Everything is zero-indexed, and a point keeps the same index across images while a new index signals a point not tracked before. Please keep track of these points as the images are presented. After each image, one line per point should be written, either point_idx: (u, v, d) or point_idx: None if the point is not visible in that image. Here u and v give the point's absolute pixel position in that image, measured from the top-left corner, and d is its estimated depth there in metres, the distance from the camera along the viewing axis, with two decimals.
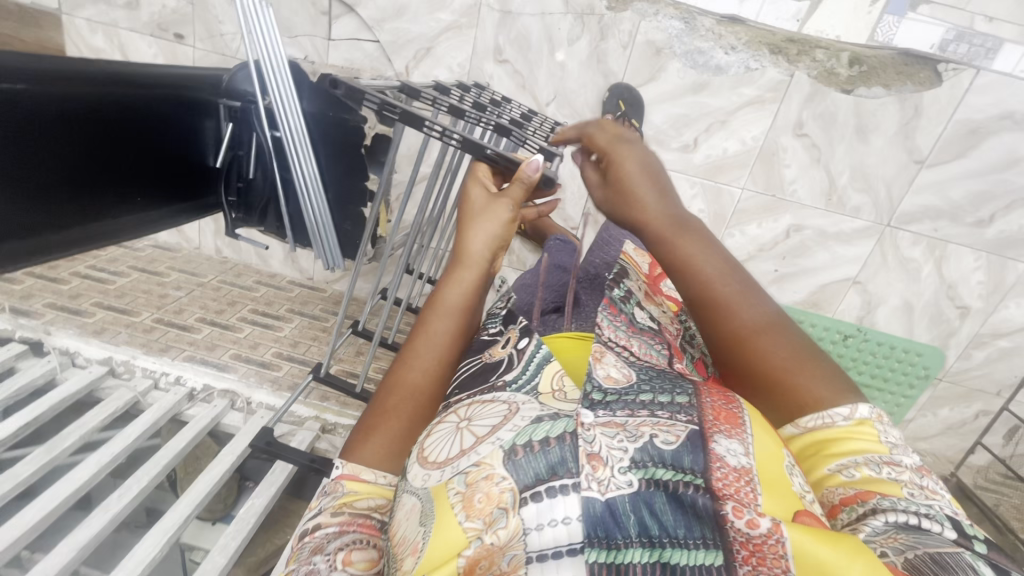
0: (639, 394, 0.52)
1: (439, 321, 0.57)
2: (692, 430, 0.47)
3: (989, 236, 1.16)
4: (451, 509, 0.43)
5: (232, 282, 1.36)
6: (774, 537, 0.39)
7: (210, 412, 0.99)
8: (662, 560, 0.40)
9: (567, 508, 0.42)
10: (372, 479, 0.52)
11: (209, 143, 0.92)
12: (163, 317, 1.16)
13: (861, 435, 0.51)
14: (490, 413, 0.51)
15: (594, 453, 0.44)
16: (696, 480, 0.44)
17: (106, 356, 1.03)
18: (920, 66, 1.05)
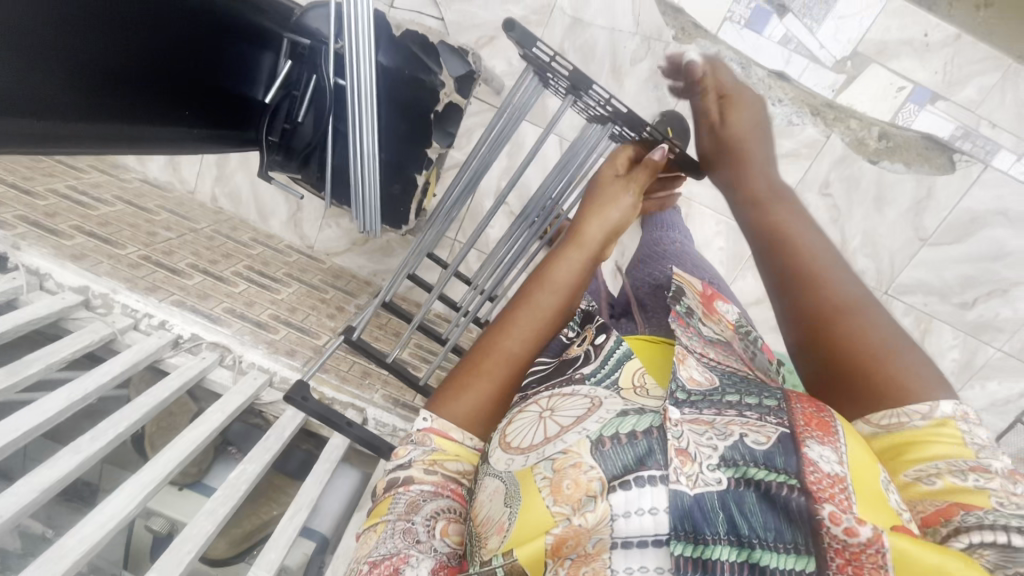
0: (727, 395, 0.41)
1: (546, 291, 0.53)
2: (785, 432, 0.37)
3: (969, 319, 1.28)
4: (537, 492, 0.37)
5: (228, 235, 1.26)
6: (876, 546, 0.30)
7: (196, 365, 0.87)
8: (750, 560, 0.32)
9: (654, 497, 0.34)
10: (459, 440, 0.47)
11: (263, 76, 0.85)
12: (150, 255, 1.05)
13: (942, 437, 0.41)
14: (572, 403, 0.43)
15: (682, 448, 0.35)
16: (792, 480, 0.34)
17: (81, 285, 0.89)
18: (939, 152, 1.19)
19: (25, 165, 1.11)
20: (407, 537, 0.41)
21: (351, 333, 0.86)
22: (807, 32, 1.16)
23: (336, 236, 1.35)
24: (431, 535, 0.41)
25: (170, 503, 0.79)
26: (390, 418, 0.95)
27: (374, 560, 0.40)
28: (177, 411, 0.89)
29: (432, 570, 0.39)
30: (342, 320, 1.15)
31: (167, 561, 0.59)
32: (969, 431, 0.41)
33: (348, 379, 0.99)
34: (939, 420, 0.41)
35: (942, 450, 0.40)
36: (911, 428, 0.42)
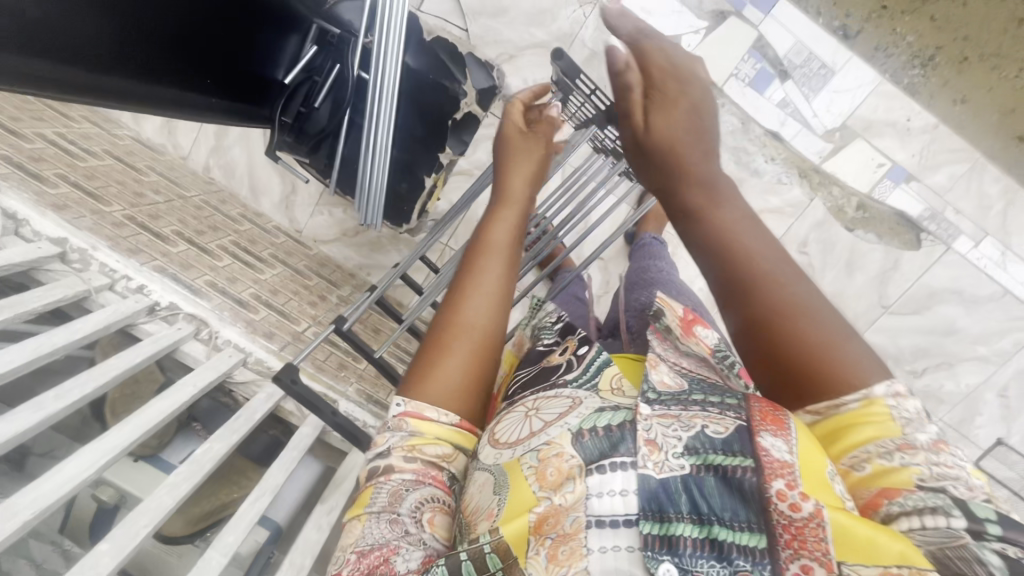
0: (695, 395, 0.41)
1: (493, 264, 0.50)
2: (742, 423, 0.37)
3: (918, 386, 1.36)
4: (524, 478, 0.39)
5: (217, 207, 1.23)
6: (817, 520, 0.31)
7: (171, 336, 0.85)
8: (711, 537, 0.33)
9: (625, 479, 0.36)
10: (435, 419, 0.45)
11: (285, 58, 0.85)
12: (135, 216, 1.02)
13: (871, 417, 0.38)
14: (555, 403, 0.44)
15: (650, 438, 0.37)
16: (747, 461, 0.35)
17: (60, 237, 0.86)
18: (907, 229, 1.30)
19: (13, 104, 1.07)
20: (396, 529, 0.41)
21: (342, 322, 0.84)
22: (805, 99, 1.28)
23: (326, 224, 1.34)
24: (418, 527, 0.42)
25: (126, 474, 0.76)
26: (361, 414, 0.93)
27: (360, 550, 0.40)
28: (142, 380, 0.86)
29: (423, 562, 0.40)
30: (323, 310, 1.13)
31: (122, 533, 0.57)
32: (896, 405, 0.39)
33: (323, 368, 0.98)
34: (868, 398, 0.39)
35: (870, 430, 0.38)
36: (838, 409, 0.39)
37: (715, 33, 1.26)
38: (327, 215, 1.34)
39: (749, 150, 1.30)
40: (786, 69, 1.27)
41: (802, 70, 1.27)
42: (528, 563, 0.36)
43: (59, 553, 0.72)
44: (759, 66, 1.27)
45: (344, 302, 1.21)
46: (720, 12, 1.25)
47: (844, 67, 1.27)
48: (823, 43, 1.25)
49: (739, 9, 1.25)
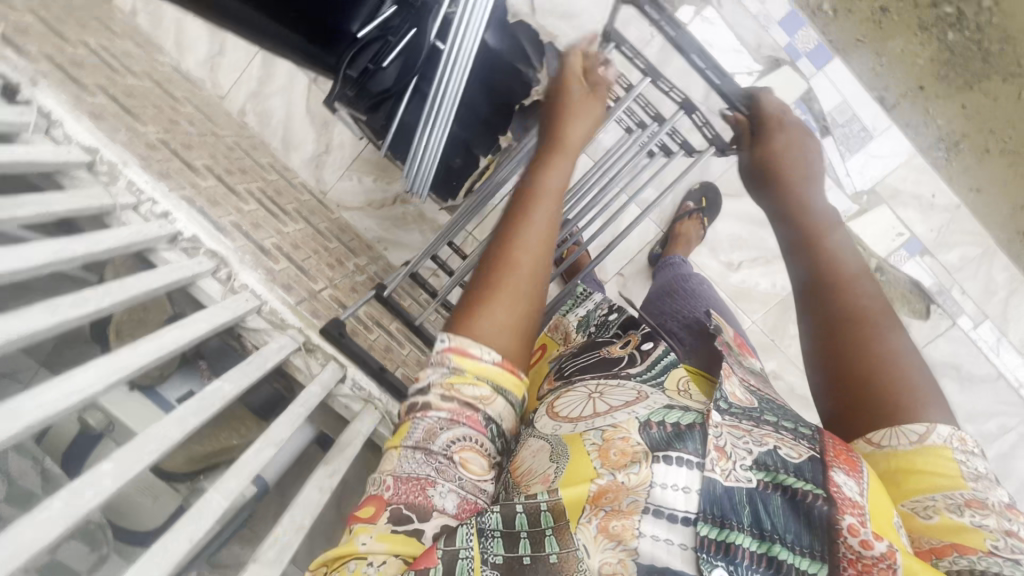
0: (765, 416, 0.45)
1: (548, 202, 0.57)
2: (816, 456, 0.41)
3: None
4: (587, 454, 0.43)
5: (248, 151, 1.21)
6: (887, 562, 0.35)
7: (190, 270, 0.80)
8: (770, 553, 0.38)
9: (689, 477, 0.40)
10: (477, 355, 0.48)
11: (364, 11, 0.79)
12: (169, 141, 0.98)
13: (942, 469, 0.44)
14: (621, 391, 0.49)
15: (720, 445, 0.41)
16: (818, 490, 0.39)
17: (93, 146, 0.82)
18: (918, 298, 1.33)
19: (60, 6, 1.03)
20: (430, 463, 0.46)
21: (383, 291, 0.96)
22: (840, 157, 1.31)
23: (353, 190, 1.32)
24: (452, 462, 0.46)
25: (118, 399, 0.71)
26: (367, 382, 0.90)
27: (399, 476, 0.46)
28: (151, 307, 0.83)
29: (457, 504, 0.45)
30: (340, 274, 1.10)
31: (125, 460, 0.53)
32: (966, 462, 0.45)
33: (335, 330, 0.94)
34: (940, 444, 0.46)
35: (939, 479, 0.44)
36: (903, 450, 0.46)
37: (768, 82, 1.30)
38: (358, 181, 1.32)
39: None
40: (827, 124, 1.31)
41: (843, 129, 1.31)
42: (578, 527, 0.40)
43: (36, 470, 0.67)
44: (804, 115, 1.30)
45: (360, 271, 1.18)
46: (775, 59, 1.29)
47: (889, 131, 1.32)
48: (867, 108, 1.31)
49: (796, 62, 1.29)
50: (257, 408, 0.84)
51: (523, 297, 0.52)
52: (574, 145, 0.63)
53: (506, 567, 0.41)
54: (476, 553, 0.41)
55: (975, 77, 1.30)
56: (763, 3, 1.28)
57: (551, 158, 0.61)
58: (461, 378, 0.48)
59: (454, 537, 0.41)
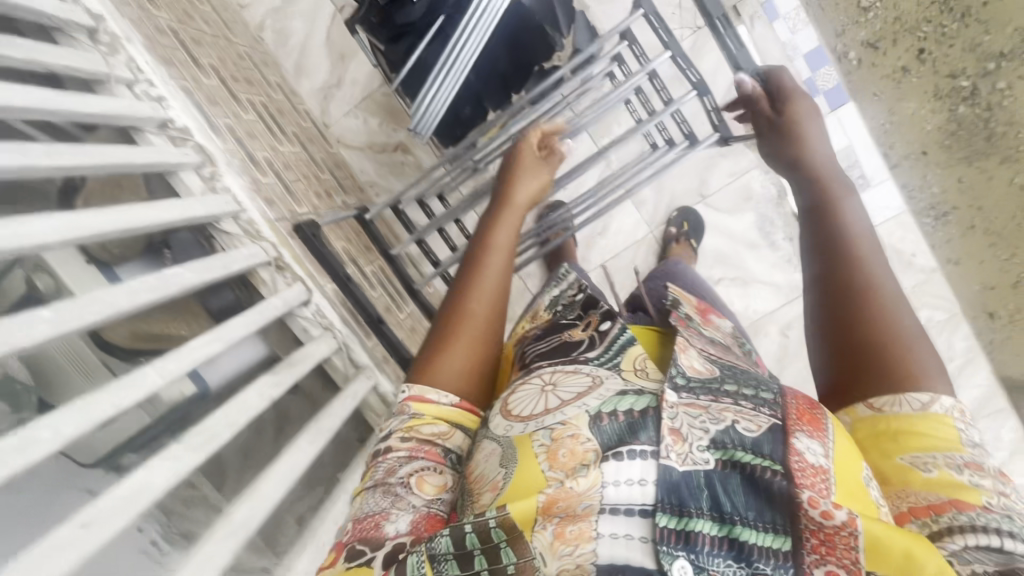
0: (725, 386, 0.46)
1: (500, 251, 0.67)
2: (777, 424, 0.42)
3: None
4: (536, 457, 0.44)
5: (256, 64, 1.25)
6: (848, 529, 0.35)
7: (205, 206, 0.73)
8: (731, 536, 0.38)
9: (643, 468, 0.41)
10: (435, 400, 0.57)
11: None
12: (179, 33, 0.99)
13: (940, 433, 0.47)
14: (576, 381, 0.50)
15: (675, 428, 0.42)
16: (776, 465, 0.39)
17: (97, 11, 0.73)
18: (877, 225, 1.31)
19: None
20: (387, 497, 0.50)
21: (364, 213, 1.13)
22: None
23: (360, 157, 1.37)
24: (409, 491, 0.50)
25: (67, 262, 0.62)
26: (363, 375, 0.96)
27: (359, 518, 0.49)
28: (121, 184, 0.75)
29: (410, 523, 0.48)
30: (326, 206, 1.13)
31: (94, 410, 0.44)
32: (966, 430, 0.48)
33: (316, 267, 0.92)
34: (941, 414, 0.48)
35: (940, 443, 0.46)
36: (903, 412, 0.49)
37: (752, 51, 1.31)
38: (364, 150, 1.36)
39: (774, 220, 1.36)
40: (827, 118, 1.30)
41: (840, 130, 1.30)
42: (532, 536, 0.40)
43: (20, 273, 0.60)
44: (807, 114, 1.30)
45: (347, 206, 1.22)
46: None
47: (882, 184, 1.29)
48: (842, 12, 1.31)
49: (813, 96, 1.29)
50: (215, 312, 0.78)
51: (483, 335, 0.61)
52: (518, 200, 0.74)
53: None
54: (431, 575, 0.41)
55: (978, 154, 1.24)
56: (794, 32, 1.29)
57: (500, 213, 0.72)
58: (419, 421, 0.55)
59: (406, 565, 0.41)
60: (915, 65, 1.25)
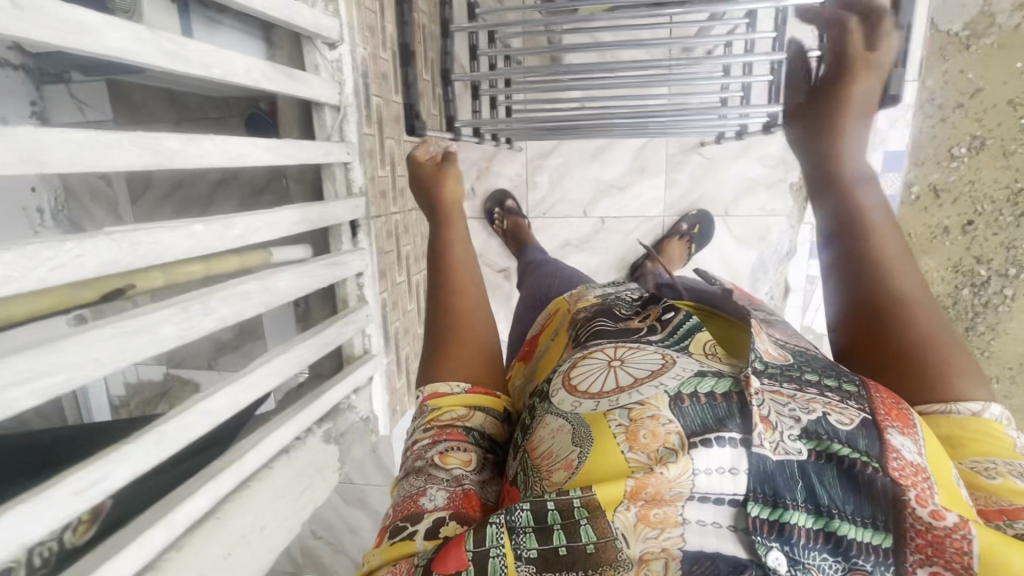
0: (806, 374, 0.45)
1: (463, 269, 0.70)
2: (868, 418, 0.40)
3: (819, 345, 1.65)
4: (614, 437, 0.42)
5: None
6: (961, 533, 0.34)
7: (314, 19, 0.85)
8: (828, 529, 0.37)
9: (735, 457, 0.39)
10: (449, 391, 0.56)
11: None
12: None
13: (996, 440, 0.43)
14: (645, 358, 0.48)
15: (765, 416, 0.40)
16: (874, 461, 0.38)
17: None
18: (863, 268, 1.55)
19: None
20: (420, 481, 0.48)
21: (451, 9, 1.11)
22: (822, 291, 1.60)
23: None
24: (439, 470, 0.48)
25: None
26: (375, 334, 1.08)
27: (396, 505, 0.48)
28: None
29: (447, 498, 0.46)
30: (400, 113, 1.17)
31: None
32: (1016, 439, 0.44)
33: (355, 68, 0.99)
34: (991, 420, 0.44)
35: (999, 450, 0.42)
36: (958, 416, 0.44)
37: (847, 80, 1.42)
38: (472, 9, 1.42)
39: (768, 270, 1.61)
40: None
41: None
42: (615, 517, 0.39)
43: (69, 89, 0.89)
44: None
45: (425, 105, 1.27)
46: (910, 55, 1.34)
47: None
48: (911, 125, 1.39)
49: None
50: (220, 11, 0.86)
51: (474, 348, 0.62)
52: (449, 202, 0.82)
53: (541, 561, 0.39)
54: (508, 550, 0.39)
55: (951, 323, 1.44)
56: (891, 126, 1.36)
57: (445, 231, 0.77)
58: (437, 413, 0.54)
59: (484, 537, 0.39)
60: (957, 232, 1.38)
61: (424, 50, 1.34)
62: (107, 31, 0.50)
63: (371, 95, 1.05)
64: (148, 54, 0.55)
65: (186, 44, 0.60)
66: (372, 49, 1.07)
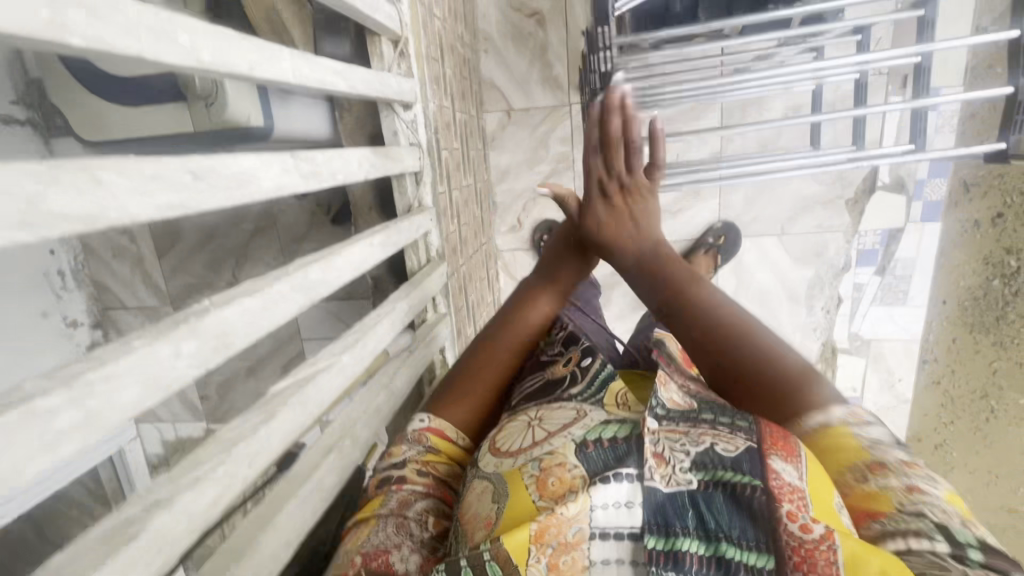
0: (702, 414, 0.51)
1: (529, 320, 0.77)
2: (753, 446, 0.45)
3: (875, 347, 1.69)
4: (527, 487, 0.46)
5: (458, 37, 1.34)
6: (827, 543, 0.37)
7: (399, 87, 0.91)
8: (718, 554, 0.39)
9: (631, 492, 0.42)
10: (454, 438, 0.66)
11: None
12: None
13: (845, 442, 0.51)
14: (562, 414, 0.56)
15: (658, 452, 0.45)
16: (755, 482, 0.42)
17: None
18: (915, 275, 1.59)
19: None
20: (399, 534, 0.53)
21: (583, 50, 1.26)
22: (870, 298, 1.64)
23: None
24: (419, 526, 0.55)
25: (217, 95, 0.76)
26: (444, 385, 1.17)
27: (364, 553, 0.51)
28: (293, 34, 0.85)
29: (418, 564, 0.51)
30: (453, 183, 1.24)
31: (236, 43, 0.48)
32: (860, 431, 0.53)
33: (427, 127, 1.06)
34: (837, 425, 0.53)
35: (848, 455, 0.50)
36: (817, 435, 0.53)
37: (893, 86, 1.40)
38: (502, 69, 1.57)
39: (823, 284, 1.65)
40: (886, 265, 1.60)
41: (894, 278, 1.60)
42: (529, 568, 0.41)
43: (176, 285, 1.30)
44: (878, 244, 1.58)
45: (466, 166, 1.38)
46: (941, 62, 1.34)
47: (915, 307, 1.62)
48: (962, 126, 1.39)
49: (914, 200, 1.52)
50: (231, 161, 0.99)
51: (483, 394, 0.70)
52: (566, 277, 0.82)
53: None
54: None
55: (984, 327, 1.45)
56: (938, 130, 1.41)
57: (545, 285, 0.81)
58: (436, 458, 0.63)
59: None
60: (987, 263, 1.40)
61: (471, 114, 1.47)
62: (262, 174, 0.50)
63: (437, 152, 1.13)
64: (293, 181, 0.56)
65: (315, 159, 0.61)
66: (438, 100, 1.15)
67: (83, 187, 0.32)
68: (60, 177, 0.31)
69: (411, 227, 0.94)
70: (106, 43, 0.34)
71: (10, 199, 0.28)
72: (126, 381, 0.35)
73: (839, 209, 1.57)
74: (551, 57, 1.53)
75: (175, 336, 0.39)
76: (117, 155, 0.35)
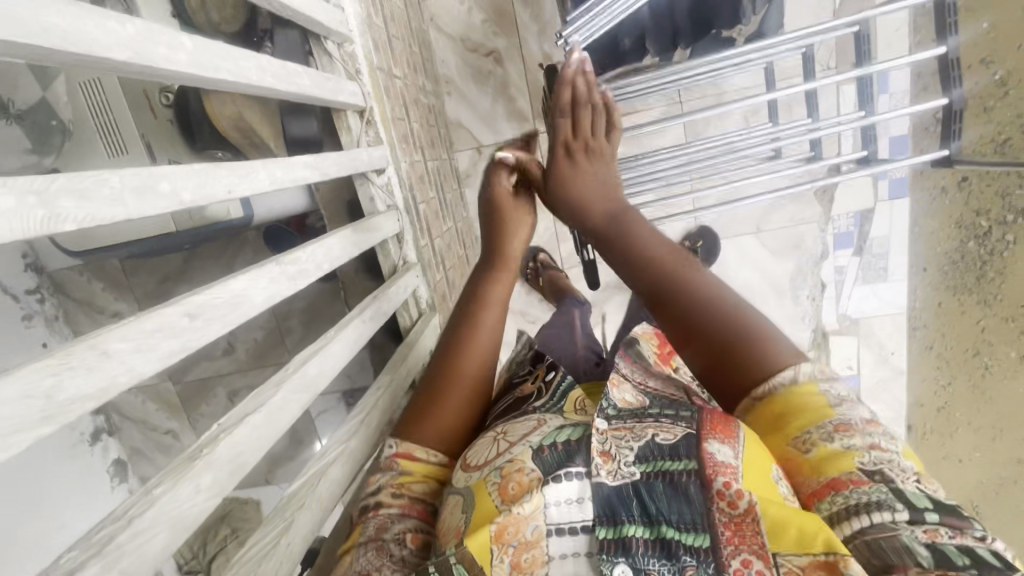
0: (651, 410, 0.54)
1: (496, 308, 0.72)
2: (691, 433, 0.49)
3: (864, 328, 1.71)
4: (490, 494, 0.48)
5: (419, 90, 1.41)
6: (752, 515, 0.42)
7: (370, 159, 0.97)
8: (661, 537, 0.44)
9: (581, 488, 0.46)
10: (423, 459, 0.62)
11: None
12: (371, 52, 1.05)
13: (814, 403, 0.49)
14: (524, 425, 0.56)
15: (605, 450, 0.48)
16: (691, 465, 0.46)
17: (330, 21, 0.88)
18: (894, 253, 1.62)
19: None
20: (380, 556, 0.53)
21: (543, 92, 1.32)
22: (852, 279, 1.66)
23: (448, 46, 1.62)
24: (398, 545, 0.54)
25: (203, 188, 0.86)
26: None
27: None
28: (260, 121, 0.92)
29: None
30: (432, 229, 1.30)
31: (214, 174, 0.52)
32: (830, 388, 0.50)
33: (403, 186, 1.11)
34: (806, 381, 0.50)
35: (812, 416, 0.48)
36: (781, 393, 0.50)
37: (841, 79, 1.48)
38: (469, 111, 1.65)
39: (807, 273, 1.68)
40: (863, 245, 1.64)
41: (872, 257, 1.64)
42: (493, 569, 0.44)
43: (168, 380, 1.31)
44: (852, 227, 1.62)
45: (444, 209, 1.44)
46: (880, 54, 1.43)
47: (896, 282, 1.65)
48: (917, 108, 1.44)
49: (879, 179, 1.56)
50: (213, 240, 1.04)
51: (465, 393, 0.66)
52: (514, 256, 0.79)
53: None
54: None
55: (967, 287, 1.50)
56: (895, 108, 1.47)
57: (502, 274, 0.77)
58: (409, 479, 0.60)
59: None
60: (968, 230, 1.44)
61: (443, 158, 1.54)
62: (255, 293, 0.54)
63: (415, 205, 1.19)
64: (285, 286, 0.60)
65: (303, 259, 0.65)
66: (410, 156, 1.21)
67: (93, 365, 0.36)
68: (73, 364, 0.35)
69: (398, 291, 0.99)
70: (96, 217, 0.38)
71: (30, 402, 0.32)
72: (154, 532, 0.39)
73: (808, 200, 1.62)
74: (513, 92, 1.61)
75: (192, 475, 0.43)
76: (119, 324, 0.39)
